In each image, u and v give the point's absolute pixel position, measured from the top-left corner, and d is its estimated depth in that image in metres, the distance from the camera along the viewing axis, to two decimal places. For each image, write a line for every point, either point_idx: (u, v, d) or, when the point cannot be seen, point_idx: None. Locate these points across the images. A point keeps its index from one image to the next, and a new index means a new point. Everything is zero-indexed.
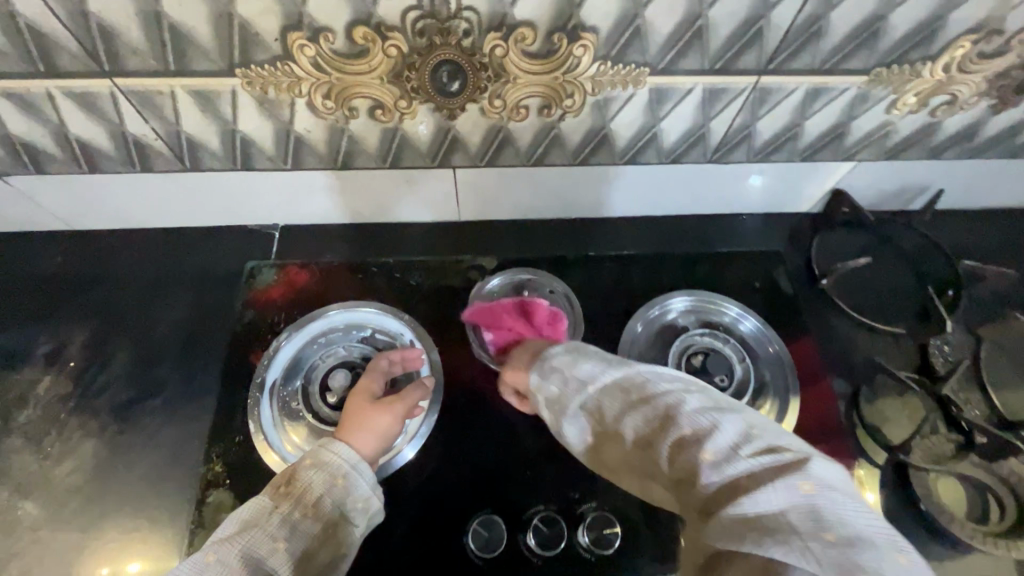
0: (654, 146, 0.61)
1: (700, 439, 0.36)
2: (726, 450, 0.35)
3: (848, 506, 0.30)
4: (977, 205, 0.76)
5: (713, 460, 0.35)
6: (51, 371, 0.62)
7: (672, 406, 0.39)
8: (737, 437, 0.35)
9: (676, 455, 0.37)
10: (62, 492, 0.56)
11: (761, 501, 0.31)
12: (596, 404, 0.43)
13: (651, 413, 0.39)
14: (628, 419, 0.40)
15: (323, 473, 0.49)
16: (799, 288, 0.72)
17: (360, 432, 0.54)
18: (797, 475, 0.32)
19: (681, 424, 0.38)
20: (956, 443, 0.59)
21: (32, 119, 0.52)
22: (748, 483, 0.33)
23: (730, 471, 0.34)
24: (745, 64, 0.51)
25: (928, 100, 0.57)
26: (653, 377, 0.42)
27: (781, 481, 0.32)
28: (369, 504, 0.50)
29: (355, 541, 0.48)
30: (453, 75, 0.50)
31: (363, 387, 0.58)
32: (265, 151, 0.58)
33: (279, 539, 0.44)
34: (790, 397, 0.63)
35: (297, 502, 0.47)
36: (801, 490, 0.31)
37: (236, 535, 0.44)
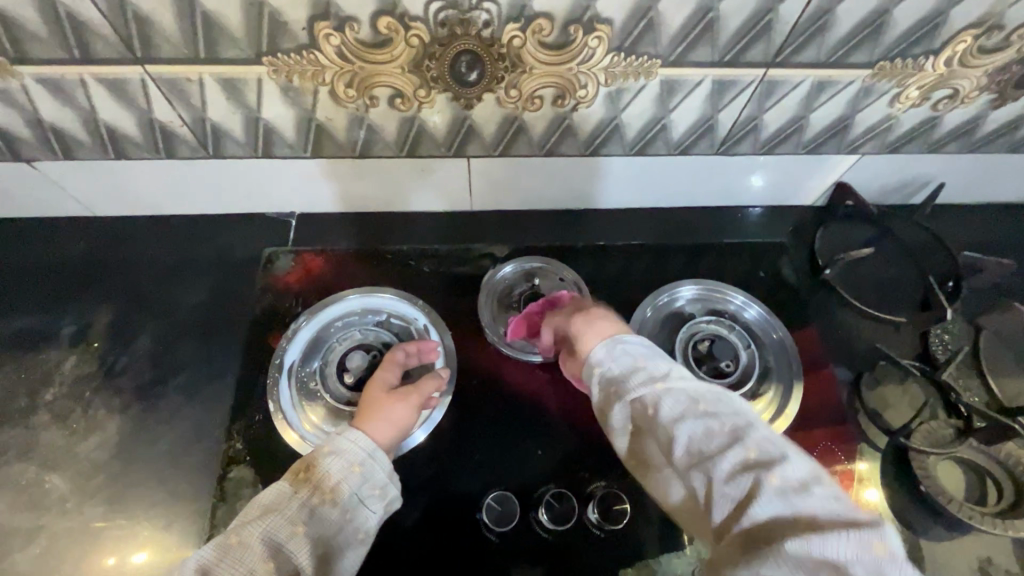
0: (663, 138, 0.63)
1: (771, 470, 0.40)
2: (793, 485, 0.39)
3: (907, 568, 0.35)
4: (977, 199, 0.77)
5: (779, 489, 0.39)
6: (76, 351, 0.63)
7: (739, 430, 0.43)
8: (804, 474, 0.40)
9: (737, 475, 0.41)
10: (88, 467, 0.58)
11: (832, 546, 0.36)
12: (658, 400, 0.46)
13: (718, 431, 0.44)
14: (687, 423, 0.44)
15: (340, 460, 0.51)
16: (803, 278, 0.73)
17: (375, 421, 0.55)
18: (873, 533, 0.36)
19: (748, 448, 0.42)
20: (955, 428, 0.60)
21: (64, 105, 0.54)
22: (815, 522, 0.37)
23: (798, 505, 0.39)
24: (753, 56, 0.53)
25: (930, 94, 0.59)
26: (721, 397, 0.46)
27: (854, 531, 0.36)
28: (386, 491, 0.51)
29: (372, 528, 0.50)
30: (471, 66, 0.52)
31: (379, 377, 0.59)
32: (286, 138, 0.60)
33: (298, 523, 0.47)
34: (794, 383, 0.65)
35: (315, 488, 0.49)
36: (875, 547, 0.35)
37: (258, 519, 0.46)
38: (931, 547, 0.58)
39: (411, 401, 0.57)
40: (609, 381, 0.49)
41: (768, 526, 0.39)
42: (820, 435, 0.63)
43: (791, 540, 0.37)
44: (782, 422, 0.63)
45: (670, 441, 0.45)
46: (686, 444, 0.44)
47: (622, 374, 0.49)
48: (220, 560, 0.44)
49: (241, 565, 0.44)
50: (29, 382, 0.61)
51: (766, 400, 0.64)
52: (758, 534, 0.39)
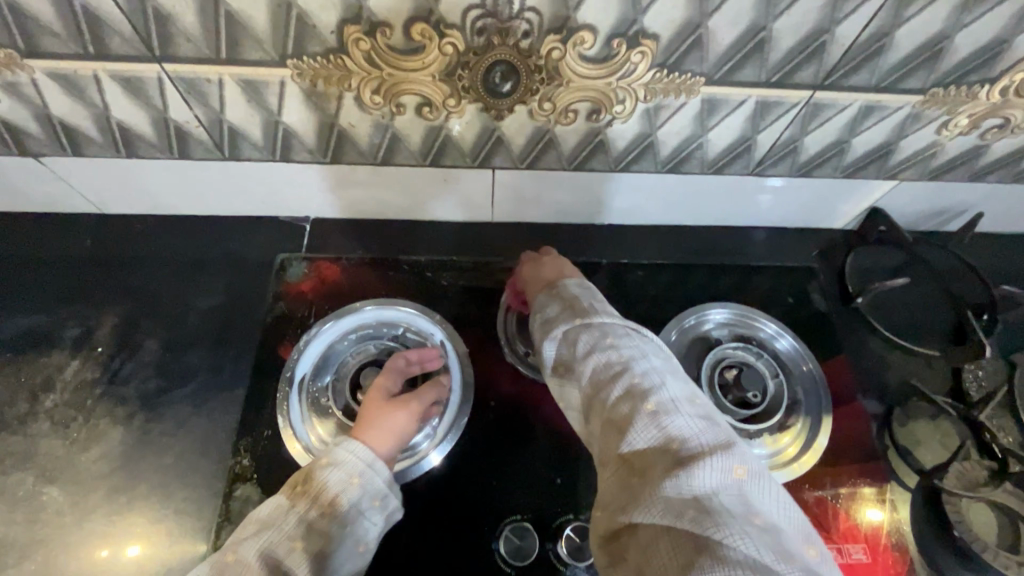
0: (698, 156, 0.60)
1: (653, 394, 0.42)
2: (665, 408, 0.41)
3: (765, 491, 0.37)
4: (1013, 229, 0.75)
5: (654, 415, 0.40)
6: (78, 356, 0.61)
7: (632, 359, 0.45)
8: (680, 397, 0.42)
9: (624, 404, 0.42)
10: (88, 480, 0.55)
11: (697, 478, 0.37)
12: (576, 335, 0.48)
13: (614, 360, 0.45)
14: (595, 356, 0.46)
15: (340, 472, 0.48)
16: (832, 305, 0.71)
17: (375, 430, 0.53)
18: (733, 457, 0.38)
19: (634, 375, 0.43)
20: (991, 470, 0.58)
21: (75, 101, 0.52)
22: (687, 447, 0.38)
23: (671, 428, 0.39)
24: (802, 78, 0.51)
25: (980, 122, 0.57)
26: (629, 333, 0.47)
27: (716, 458, 0.38)
28: (387, 502, 0.49)
29: (373, 542, 0.48)
30: (506, 76, 0.50)
31: (380, 384, 0.56)
32: (306, 143, 0.57)
33: (295, 539, 0.45)
34: (823, 417, 0.63)
35: (313, 502, 0.47)
36: (734, 473, 0.37)
37: (253, 536, 0.44)
38: None
39: (412, 410, 0.55)
40: (546, 321, 0.52)
41: (643, 453, 0.39)
42: (849, 470, 0.60)
43: (664, 480, 0.37)
44: (809, 457, 0.61)
45: (580, 375, 0.46)
46: (591, 375, 0.45)
47: (556, 309, 0.52)
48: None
49: None
50: (29, 387, 0.59)
51: (793, 432, 0.62)
52: (635, 462, 0.39)
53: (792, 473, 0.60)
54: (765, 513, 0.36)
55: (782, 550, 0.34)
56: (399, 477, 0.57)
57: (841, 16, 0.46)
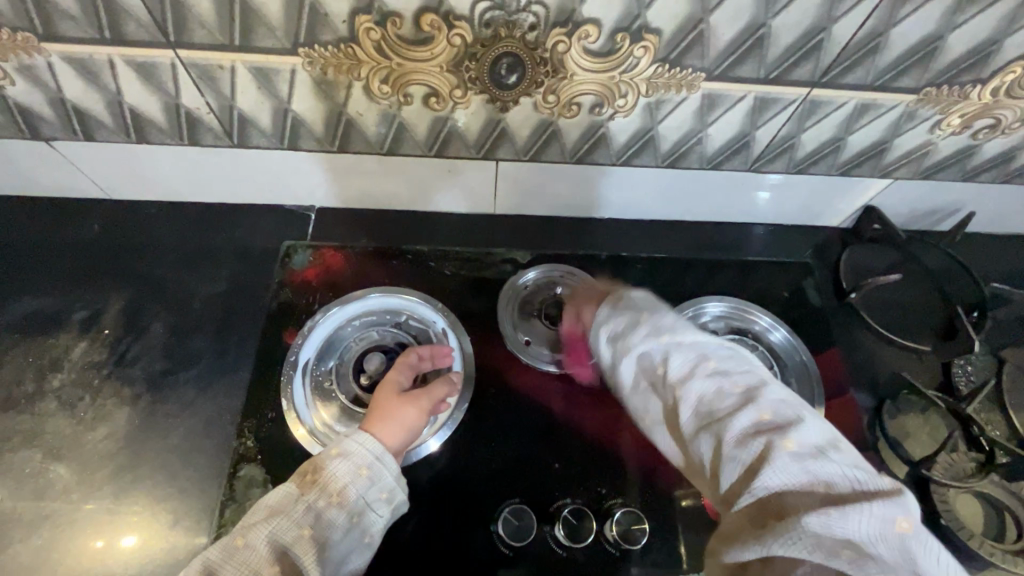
0: (697, 152, 0.62)
1: (786, 430, 0.40)
2: (806, 450, 0.39)
3: (934, 550, 0.34)
4: (1002, 229, 0.77)
5: (795, 455, 0.39)
6: (86, 337, 0.62)
7: (751, 392, 0.43)
8: (820, 439, 0.40)
9: (748, 437, 0.41)
10: (94, 458, 0.56)
11: (851, 523, 0.35)
12: (665, 356, 0.48)
13: (727, 391, 0.44)
14: (698, 380, 0.45)
15: (347, 463, 0.49)
16: (827, 300, 0.72)
17: (384, 424, 0.53)
18: (899, 508, 0.35)
19: (760, 410, 0.42)
20: (977, 461, 0.59)
21: (89, 85, 0.53)
22: (835, 493, 0.37)
23: (815, 471, 0.38)
24: (799, 75, 0.52)
25: (972, 122, 0.58)
26: (733, 355, 0.47)
27: (877, 506, 0.35)
28: (393, 495, 0.50)
29: (379, 533, 0.49)
30: (512, 68, 0.51)
31: (390, 379, 0.57)
32: (314, 132, 0.58)
33: (304, 527, 0.46)
34: (816, 408, 0.64)
35: (321, 492, 0.48)
36: (898, 525, 0.34)
37: (265, 521, 0.45)
38: None
39: (421, 405, 0.56)
40: (615, 336, 0.52)
41: (781, 492, 0.38)
42: None
43: (809, 514, 0.36)
44: None
45: (678, 396, 0.46)
46: (695, 401, 0.44)
47: (630, 321, 0.52)
48: (226, 561, 0.44)
49: (246, 567, 0.43)
50: (37, 367, 0.60)
51: None
52: (771, 503, 0.38)
53: None
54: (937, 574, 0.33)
55: None
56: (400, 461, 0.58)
57: (838, 14, 0.47)
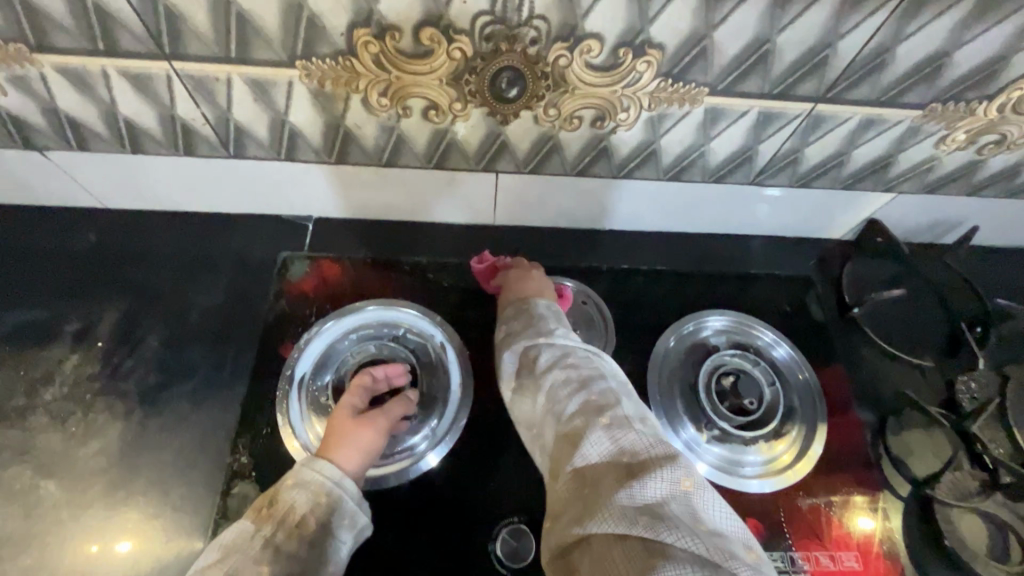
0: (699, 165, 0.61)
1: (605, 408, 0.44)
2: (618, 422, 0.42)
3: (712, 501, 0.38)
4: (1006, 243, 0.76)
5: (607, 428, 0.42)
6: (79, 350, 0.61)
7: (589, 378, 0.46)
8: (634, 414, 0.44)
9: (574, 415, 0.44)
10: (85, 474, 0.55)
11: (649, 488, 0.38)
12: (537, 350, 0.51)
13: (572, 378, 0.47)
14: (554, 372, 0.48)
15: (305, 491, 0.48)
16: (829, 314, 0.72)
17: (342, 450, 0.52)
18: (681, 469, 0.39)
19: (591, 392, 0.45)
20: (981, 481, 0.59)
21: (82, 96, 0.52)
22: (637, 459, 0.40)
23: (620, 442, 0.41)
24: (804, 91, 0.51)
25: (977, 138, 0.57)
26: (592, 355, 0.49)
27: (665, 468, 0.39)
28: (355, 519, 0.49)
29: (343, 559, 0.48)
30: (513, 82, 0.50)
31: (345, 403, 0.56)
32: (311, 143, 0.57)
33: (263, 563, 0.44)
34: (818, 424, 0.63)
35: (280, 524, 0.46)
36: (681, 484, 0.38)
37: (223, 560, 0.44)
38: None
39: (381, 425, 0.55)
40: (511, 334, 0.55)
41: (596, 467, 0.41)
42: (844, 478, 0.61)
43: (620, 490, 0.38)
44: (803, 465, 0.61)
45: (539, 385, 0.48)
46: (547, 386, 0.48)
47: (516, 331, 0.55)
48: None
49: None
50: (28, 380, 0.59)
51: (788, 440, 0.63)
52: (586, 475, 0.41)
53: (786, 480, 0.60)
54: (714, 521, 0.37)
55: (731, 553, 0.35)
56: (394, 480, 0.57)
57: (844, 31, 0.46)
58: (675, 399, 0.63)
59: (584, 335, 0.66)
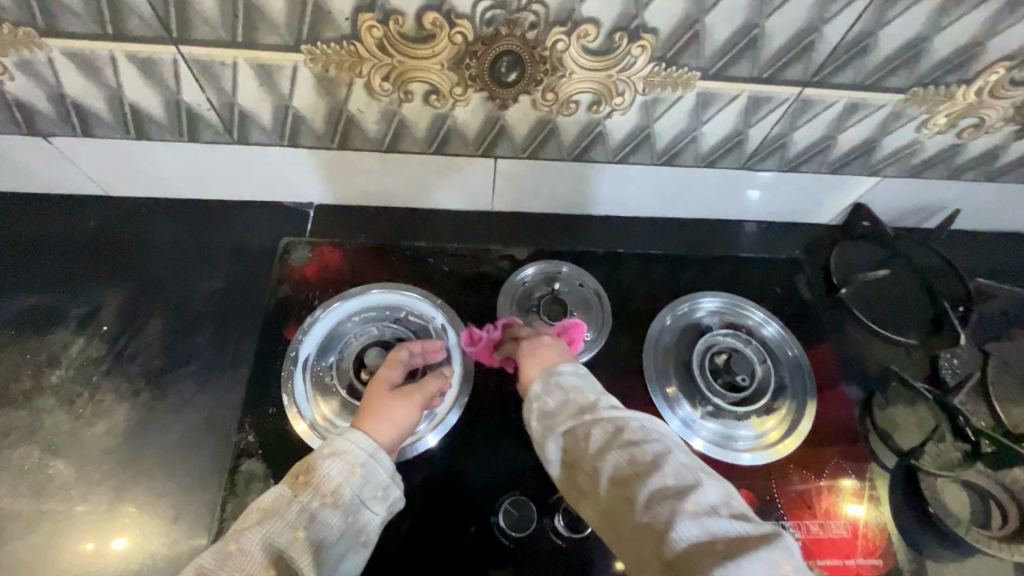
0: (692, 149, 0.63)
1: (685, 492, 0.42)
2: (703, 509, 0.41)
3: None
4: (985, 227, 0.79)
5: (695, 516, 0.41)
6: (84, 334, 0.62)
7: (658, 457, 0.45)
8: (717, 500, 0.42)
9: (653, 504, 0.42)
10: (93, 454, 0.56)
11: (747, 570, 0.37)
12: (585, 431, 0.47)
13: (639, 460, 0.45)
14: (613, 453, 0.45)
15: (341, 462, 0.49)
16: (818, 296, 0.74)
17: (378, 421, 0.53)
18: (777, 551, 0.38)
19: (665, 475, 0.43)
20: (963, 452, 0.61)
21: (89, 81, 0.53)
22: (731, 545, 0.39)
23: (709, 528, 0.40)
24: (791, 75, 0.53)
25: (957, 121, 0.60)
26: (647, 426, 0.47)
27: (762, 551, 0.38)
28: (388, 493, 0.50)
29: (374, 531, 0.49)
30: (512, 66, 0.52)
31: (382, 375, 0.57)
32: (314, 128, 0.59)
33: (298, 529, 0.45)
34: (808, 400, 0.66)
35: (315, 492, 0.47)
36: (780, 567, 0.37)
37: (255, 527, 0.45)
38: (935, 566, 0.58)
39: (416, 400, 0.56)
40: (545, 414, 0.50)
41: (686, 553, 0.39)
42: (832, 451, 0.63)
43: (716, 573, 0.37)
44: (794, 439, 0.63)
45: (599, 475, 0.45)
46: (611, 473, 0.45)
47: (552, 410, 0.50)
48: (220, 567, 0.43)
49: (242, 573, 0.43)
50: (34, 364, 0.59)
51: (779, 416, 0.65)
52: (679, 564, 0.40)
53: (777, 454, 0.62)
54: None
55: None
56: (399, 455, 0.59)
57: (829, 16, 0.49)
58: (669, 376, 0.65)
59: (581, 317, 0.68)
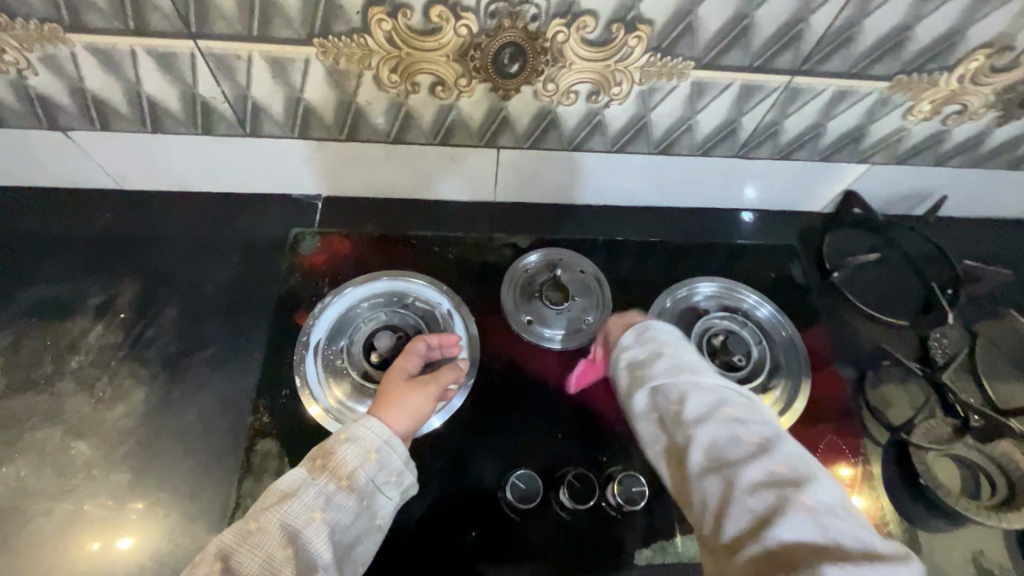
0: (688, 138, 0.65)
1: (799, 485, 0.44)
2: (820, 507, 0.42)
3: None
4: (971, 214, 0.82)
5: (809, 510, 0.42)
6: (101, 321, 0.64)
7: (766, 444, 0.47)
8: (829, 501, 0.43)
9: (758, 488, 0.44)
10: (114, 435, 0.58)
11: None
12: (683, 394, 0.51)
13: (745, 440, 0.47)
14: (716, 425, 0.48)
15: (357, 448, 0.51)
16: (812, 281, 0.76)
17: (394, 411, 0.55)
18: (897, 563, 0.39)
19: (776, 463, 0.46)
20: (953, 427, 0.64)
21: (109, 75, 0.55)
22: (845, 550, 0.40)
23: (823, 526, 0.41)
24: (781, 64, 0.56)
25: (941, 108, 0.62)
26: (753, 410, 0.50)
27: (882, 563, 0.39)
28: (401, 478, 0.52)
29: (388, 515, 0.51)
30: (514, 57, 0.54)
31: (399, 365, 0.59)
32: (324, 120, 0.61)
33: (315, 510, 0.47)
34: (802, 379, 0.68)
35: (331, 475, 0.49)
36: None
37: (274, 506, 0.47)
38: (927, 536, 0.61)
39: (429, 391, 0.58)
40: (636, 364, 0.55)
41: (792, 548, 0.40)
42: (825, 428, 0.65)
43: (828, 568, 0.38)
44: (789, 417, 0.65)
45: (696, 440, 0.48)
46: (710, 444, 0.48)
47: (642, 362, 0.55)
48: (239, 545, 0.45)
49: (259, 552, 0.45)
50: (54, 350, 0.61)
51: (775, 395, 0.67)
52: (780, 555, 0.40)
53: None
54: None
55: None
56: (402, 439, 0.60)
57: (815, 6, 0.51)
58: None
59: (582, 301, 0.70)
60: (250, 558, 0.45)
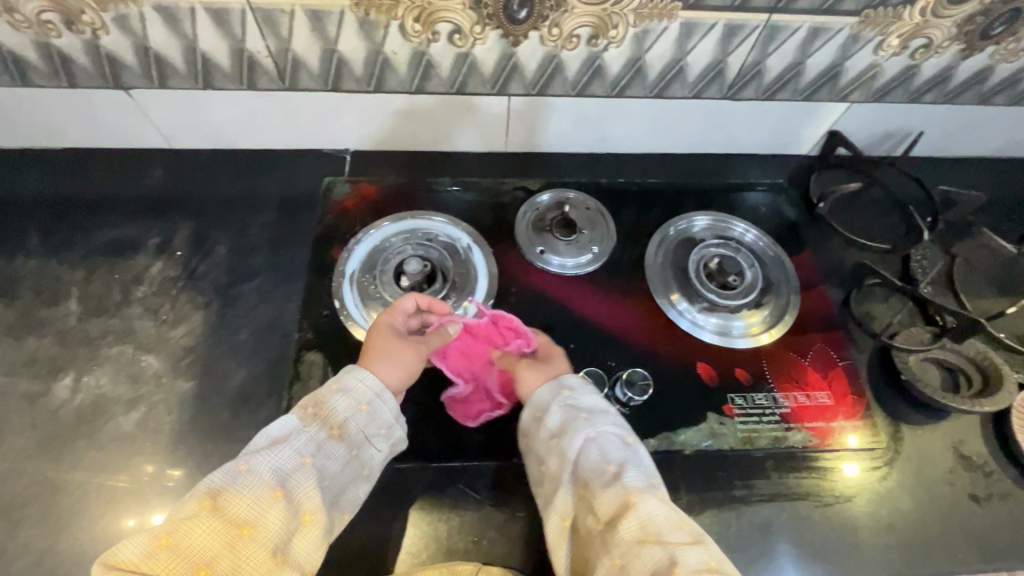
0: (680, 80, 0.72)
1: None
2: None
3: None
4: (943, 153, 0.88)
5: None
6: (162, 258, 0.72)
7: (699, 534, 0.47)
8: None
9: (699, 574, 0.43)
10: (179, 351, 0.66)
11: None
12: (619, 458, 0.52)
13: (682, 526, 0.47)
14: (655, 501, 0.49)
15: (349, 399, 0.54)
16: (800, 214, 0.83)
17: (384, 366, 0.58)
18: None
19: (710, 552, 0.46)
20: (932, 332, 0.70)
21: (171, 32, 0.63)
22: None
23: None
24: (759, 3, 0.63)
25: (908, 42, 0.69)
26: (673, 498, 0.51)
27: None
28: (391, 431, 0.55)
29: (375, 464, 0.54)
30: (522, 4, 0.62)
31: (388, 325, 0.61)
32: (354, 72, 0.69)
33: (305, 456, 0.49)
34: (791, 297, 0.74)
35: (323, 424, 0.52)
36: None
37: (266, 450, 0.48)
38: (909, 427, 0.67)
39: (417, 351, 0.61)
40: (574, 404, 0.57)
41: None
42: (814, 337, 0.72)
43: None
44: (779, 330, 0.72)
45: (634, 510, 0.48)
46: (644, 518, 0.48)
47: (582, 411, 0.56)
48: (230, 485, 0.45)
49: (250, 490, 0.46)
50: (122, 282, 0.69)
51: (766, 311, 0.73)
52: None
53: (764, 341, 0.71)
54: None
55: None
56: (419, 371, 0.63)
57: None
58: (669, 282, 0.74)
59: (588, 234, 0.77)
60: (239, 500, 0.45)
